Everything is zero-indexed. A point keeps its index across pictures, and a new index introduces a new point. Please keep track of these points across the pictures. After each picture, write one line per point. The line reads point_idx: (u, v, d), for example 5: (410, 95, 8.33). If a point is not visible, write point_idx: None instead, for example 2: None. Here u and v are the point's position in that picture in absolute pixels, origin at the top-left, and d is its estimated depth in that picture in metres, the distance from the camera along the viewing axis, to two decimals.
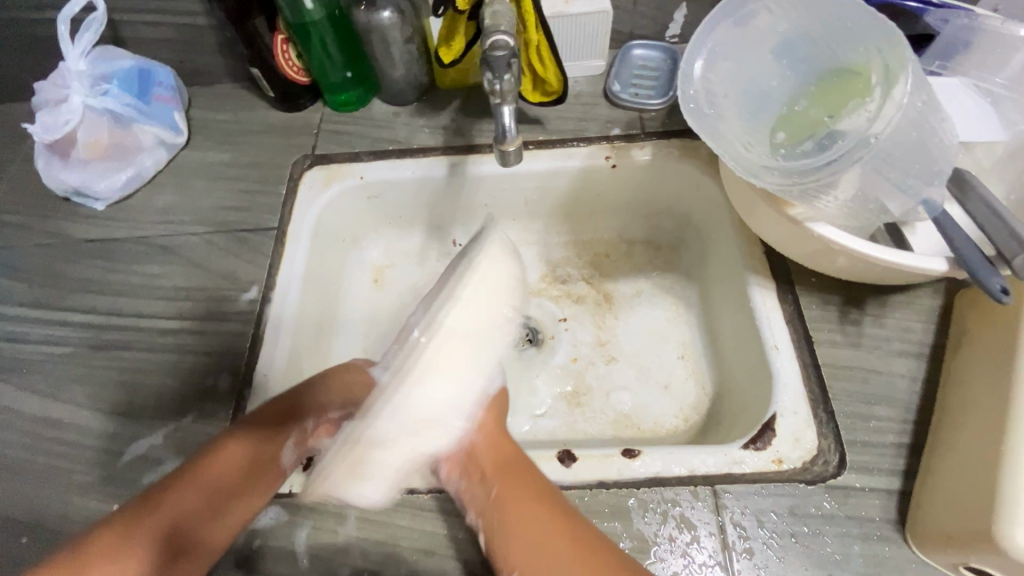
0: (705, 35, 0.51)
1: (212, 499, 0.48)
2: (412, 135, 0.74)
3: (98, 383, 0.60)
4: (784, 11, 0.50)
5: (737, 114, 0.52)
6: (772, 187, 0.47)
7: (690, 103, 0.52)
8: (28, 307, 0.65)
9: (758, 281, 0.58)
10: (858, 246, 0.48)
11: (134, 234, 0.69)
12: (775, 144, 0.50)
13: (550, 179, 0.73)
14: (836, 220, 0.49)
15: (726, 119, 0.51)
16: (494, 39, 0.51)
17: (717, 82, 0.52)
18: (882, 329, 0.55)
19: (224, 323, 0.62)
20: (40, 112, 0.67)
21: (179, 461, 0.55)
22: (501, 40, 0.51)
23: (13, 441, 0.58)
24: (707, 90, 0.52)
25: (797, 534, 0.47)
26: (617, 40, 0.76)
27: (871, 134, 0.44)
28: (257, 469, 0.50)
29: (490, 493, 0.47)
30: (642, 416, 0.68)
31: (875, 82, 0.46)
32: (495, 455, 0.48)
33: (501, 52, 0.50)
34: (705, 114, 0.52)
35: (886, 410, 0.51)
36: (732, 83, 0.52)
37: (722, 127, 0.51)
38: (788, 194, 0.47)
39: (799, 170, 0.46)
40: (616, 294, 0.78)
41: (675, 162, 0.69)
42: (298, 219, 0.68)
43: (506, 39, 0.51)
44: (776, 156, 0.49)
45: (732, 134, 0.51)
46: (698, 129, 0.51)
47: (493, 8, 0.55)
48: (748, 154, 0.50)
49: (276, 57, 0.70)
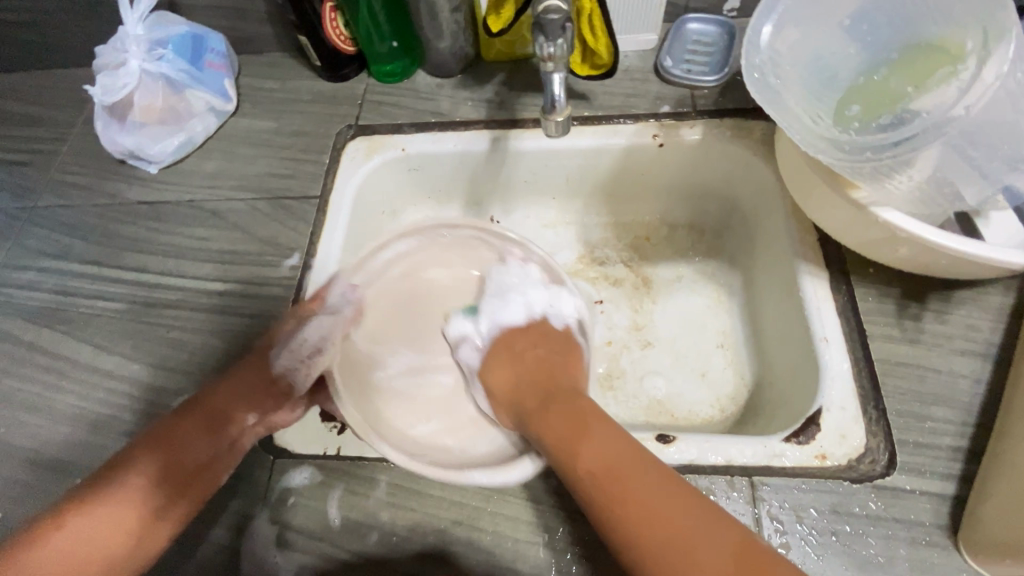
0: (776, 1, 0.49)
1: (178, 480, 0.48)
2: (455, 107, 0.73)
3: (147, 339, 0.63)
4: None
5: (804, 87, 0.49)
6: (837, 163, 0.45)
7: (755, 72, 0.49)
8: (86, 264, 0.68)
9: (810, 270, 0.55)
10: (930, 233, 0.44)
11: (184, 198, 0.71)
12: (849, 118, 0.47)
13: (593, 157, 0.71)
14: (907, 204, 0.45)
15: (793, 92, 0.49)
16: (546, 2, 0.48)
17: (786, 52, 0.49)
18: (944, 326, 0.51)
19: (266, 287, 0.64)
20: (100, 76, 0.69)
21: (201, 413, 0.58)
22: (554, 2, 0.48)
23: (71, 389, 0.61)
24: (774, 59, 0.49)
25: (839, 533, 0.45)
26: (671, 13, 0.73)
27: (961, 108, 0.41)
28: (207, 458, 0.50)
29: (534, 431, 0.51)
30: (675, 403, 0.66)
31: (971, 49, 0.42)
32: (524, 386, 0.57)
33: (555, 15, 0.48)
34: (769, 85, 0.49)
35: (943, 411, 0.48)
36: (801, 54, 0.50)
37: (788, 99, 0.48)
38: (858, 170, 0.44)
39: (873, 147, 0.44)
40: (655, 279, 0.76)
41: (726, 142, 0.66)
42: (339, 189, 0.69)
43: (559, 3, 0.48)
44: (848, 130, 0.46)
45: (799, 107, 0.48)
46: (762, 99, 0.48)
47: None
48: (815, 128, 0.47)
49: (324, 25, 0.70)
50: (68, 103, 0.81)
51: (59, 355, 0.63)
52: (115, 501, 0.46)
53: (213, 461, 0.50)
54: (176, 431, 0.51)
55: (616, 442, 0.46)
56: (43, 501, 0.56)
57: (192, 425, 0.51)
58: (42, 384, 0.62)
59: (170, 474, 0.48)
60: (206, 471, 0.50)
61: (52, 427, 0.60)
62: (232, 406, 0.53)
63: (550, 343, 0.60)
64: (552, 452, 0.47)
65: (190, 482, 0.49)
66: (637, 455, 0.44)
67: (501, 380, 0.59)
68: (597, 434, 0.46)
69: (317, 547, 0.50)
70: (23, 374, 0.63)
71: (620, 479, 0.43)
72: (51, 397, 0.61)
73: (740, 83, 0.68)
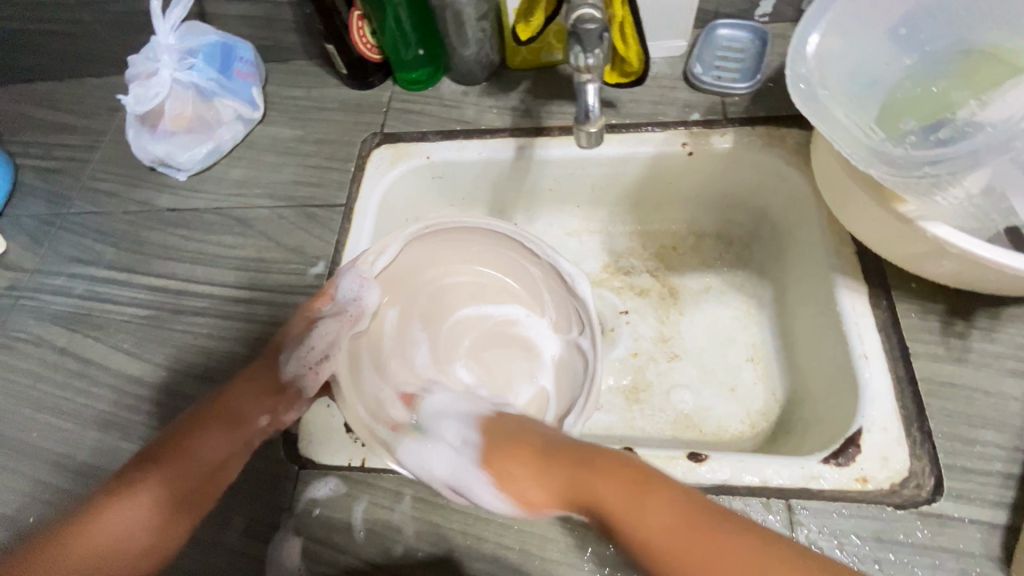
0: (823, 11, 0.49)
1: (198, 487, 0.49)
2: (480, 115, 0.72)
3: (174, 345, 0.63)
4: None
5: (850, 100, 0.48)
6: (880, 176, 0.43)
7: (800, 83, 0.48)
8: (115, 270, 0.69)
9: (847, 283, 0.53)
10: (981, 250, 0.42)
11: (212, 206, 0.72)
12: (903, 130, 0.46)
13: (619, 165, 0.70)
14: (956, 218, 0.44)
15: (840, 105, 0.48)
16: (580, 12, 0.48)
17: (833, 62, 0.49)
18: (993, 345, 0.49)
19: (292, 295, 0.64)
20: (132, 85, 0.69)
21: None
22: (588, 12, 0.48)
23: (100, 394, 0.62)
24: (819, 70, 0.48)
25: (881, 561, 0.43)
26: (701, 19, 0.71)
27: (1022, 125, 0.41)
28: (228, 470, 0.51)
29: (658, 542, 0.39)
30: (703, 418, 0.65)
31: None
32: (671, 517, 0.40)
33: (591, 25, 0.48)
34: (816, 95, 0.48)
35: (993, 435, 0.46)
36: (849, 65, 0.49)
37: (833, 110, 0.47)
38: (896, 184, 0.43)
39: (927, 162, 0.43)
40: (682, 289, 0.74)
41: (758, 150, 0.65)
42: (364, 197, 0.69)
43: (594, 11, 0.48)
44: (905, 143, 0.45)
45: (846, 120, 0.47)
46: (807, 111, 0.47)
47: None
48: (869, 140, 0.46)
49: (352, 34, 0.70)
50: (100, 111, 0.83)
51: (90, 360, 0.64)
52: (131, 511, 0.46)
53: (227, 469, 0.51)
54: (189, 430, 0.51)
55: (719, 531, 0.39)
56: (73, 505, 0.57)
57: (208, 429, 0.51)
58: (72, 389, 0.63)
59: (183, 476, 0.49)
60: (208, 475, 0.50)
61: (81, 432, 0.60)
62: (246, 405, 0.53)
63: (545, 426, 0.50)
64: (617, 522, 0.41)
65: (206, 492, 0.50)
66: (690, 513, 0.40)
67: (529, 492, 0.46)
68: (661, 489, 0.41)
69: (341, 561, 0.49)
70: (55, 378, 0.64)
71: (620, 513, 0.41)
72: (80, 402, 0.62)
73: (772, 91, 0.67)
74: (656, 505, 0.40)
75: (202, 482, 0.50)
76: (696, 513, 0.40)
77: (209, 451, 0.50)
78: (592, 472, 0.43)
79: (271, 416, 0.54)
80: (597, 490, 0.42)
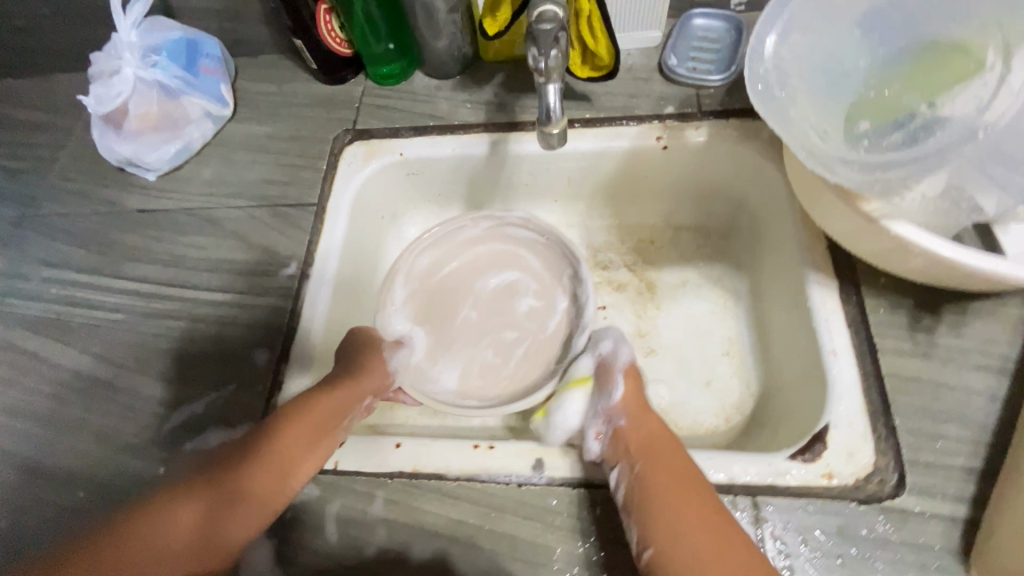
0: (785, 5, 0.47)
1: (273, 473, 0.50)
2: (453, 110, 0.71)
3: (145, 350, 0.62)
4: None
5: (809, 96, 0.48)
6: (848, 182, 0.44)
7: (758, 84, 0.48)
8: (85, 274, 0.68)
9: (818, 278, 0.53)
10: (933, 245, 0.43)
11: (183, 206, 0.71)
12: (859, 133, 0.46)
13: (594, 159, 0.69)
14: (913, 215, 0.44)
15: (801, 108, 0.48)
16: (542, 11, 0.47)
17: (793, 60, 0.48)
18: (959, 340, 0.49)
19: (264, 296, 0.63)
20: (94, 85, 0.67)
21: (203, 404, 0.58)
22: (550, 10, 0.47)
23: (72, 400, 0.61)
24: (779, 69, 0.48)
25: (844, 556, 0.43)
26: (676, 8, 0.70)
27: (980, 126, 0.41)
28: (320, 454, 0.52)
29: (671, 546, 0.43)
30: (679, 412, 0.65)
31: (991, 59, 0.42)
32: (712, 542, 0.43)
33: (547, 25, 0.47)
34: (773, 97, 0.48)
35: (956, 430, 0.46)
36: (809, 64, 0.49)
37: (792, 112, 0.47)
38: (866, 188, 0.43)
39: (881, 166, 0.44)
40: (659, 284, 0.74)
41: (733, 143, 0.64)
42: (337, 196, 0.69)
43: (553, 11, 0.47)
44: (859, 147, 0.46)
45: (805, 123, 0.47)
46: (765, 114, 0.47)
47: None
48: (825, 145, 0.46)
49: (319, 26, 0.69)
50: (67, 109, 0.81)
51: (61, 365, 0.63)
52: (236, 490, 0.49)
53: (309, 460, 0.51)
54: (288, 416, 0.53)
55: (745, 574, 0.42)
56: (44, 513, 0.56)
57: (322, 416, 0.53)
58: (45, 395, 0.62)
59: (263, 474, 0.50)
60: (283, 483, 0.50)
61: (54, 439, 0.60)
62: (349, 398, 0.55)
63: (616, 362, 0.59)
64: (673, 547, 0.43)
65: (273, 488, 0.50)
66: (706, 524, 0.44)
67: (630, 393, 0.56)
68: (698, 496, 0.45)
69: (314, 564, 0.50)
70: (27, 385, 0.63)
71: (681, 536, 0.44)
72: (52, 408, 0.61)
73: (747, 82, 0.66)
74: (707, 540, 0.43)
75: (276, 473, 0.50)
76: (718, 543, 0.43)
77: (298, 435, 0.51)
78: (649, 438, 0.51)
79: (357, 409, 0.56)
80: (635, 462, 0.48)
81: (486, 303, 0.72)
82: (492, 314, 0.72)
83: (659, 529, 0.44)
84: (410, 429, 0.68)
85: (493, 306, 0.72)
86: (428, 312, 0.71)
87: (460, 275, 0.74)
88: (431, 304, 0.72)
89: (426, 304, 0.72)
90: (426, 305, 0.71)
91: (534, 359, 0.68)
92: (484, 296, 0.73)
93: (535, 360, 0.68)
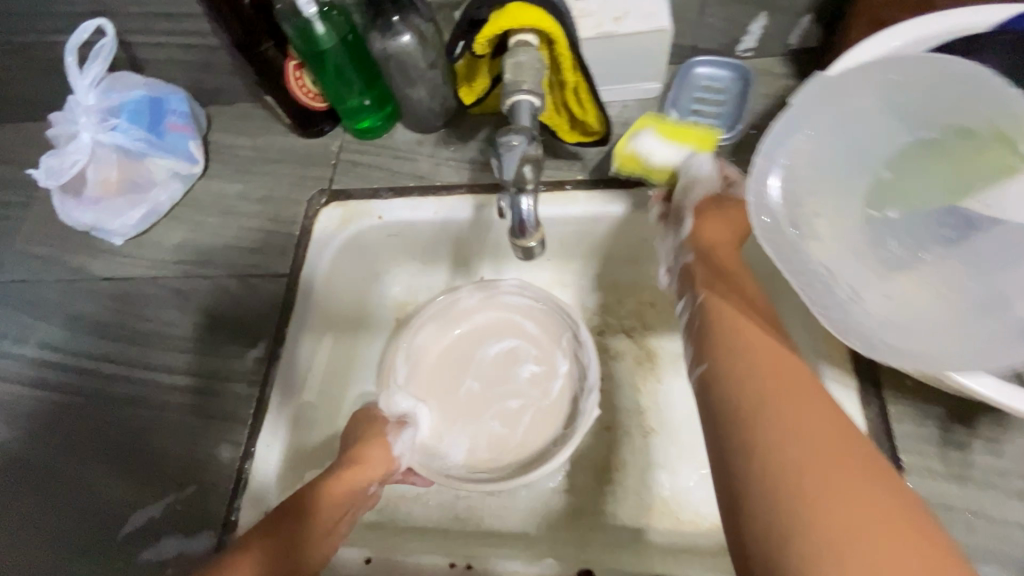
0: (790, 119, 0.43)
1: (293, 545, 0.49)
2: (436, 169, 0.66)
3: (105, 441, 0.58)
4: (895, 70, 0.41)
5: (832, 217, 0.42)
6: (869, 352, 0.38)
7: (768, 217, 0.42)
8: (46, 350, 0.64)
9: (835, 376, 0.48)
10: (960, 376, 0.40)
11: (150, 274, 0.66)
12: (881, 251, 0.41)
13: (588, 225, 0.63)
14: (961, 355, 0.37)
15: (826, 240, 0.41)
16: (507, 136, 0.44)
17: (801, 177, 0.43)
18: (997, 460, 0.43)
19: (231, 382, 0.59)
20: (47, 154, 0.65)
21: (161, 509, 0.54)
22: (514, 137, 0.44)
23: (26, 495, 0.57)
24: (789, 199, 0.42)
25: None
26: (677, 55, 0.64)
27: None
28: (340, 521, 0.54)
29: (806, 476, 0.37)
30: (681, 504, 0.60)
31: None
32: (842, 477, 0.37)
33: (513, 151, 0.44)
34: (787, 234, 0.42)
35: (994, 571, 0.41)
36: (826, 181, 0.43)
37: (809, 251, 0.41)
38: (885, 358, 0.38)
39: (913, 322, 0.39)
40: (661, 352, 0.67)
41: (740, 211, 0.58)
42: (310, 265, 0.63)
43: (518, 138, 0.44)
44: (891, 275, 0.40)
45: (836, 255, 0.41)
46: (775, 256, 0.41)
47: (517, 57, 0.48)
48: (847, 294, 0.40)
49: (289, 83, 0.64)
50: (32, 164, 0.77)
51: (16, 454, 0.59)
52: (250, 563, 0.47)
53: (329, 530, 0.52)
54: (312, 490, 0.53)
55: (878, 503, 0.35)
56: None
57: (340, 493, 0.54)
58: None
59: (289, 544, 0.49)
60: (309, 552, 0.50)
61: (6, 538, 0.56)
62: (364, 476, 0.56)
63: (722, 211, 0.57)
64: (791, 477, 0.37)
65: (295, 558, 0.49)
66: (830, 445, 0.38)
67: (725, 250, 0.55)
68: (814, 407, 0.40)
69: None
70: None
71: (804, 469, 0.37)
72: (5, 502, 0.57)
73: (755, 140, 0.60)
74: (843, 472, 0.37)
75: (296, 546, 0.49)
76: (857, 476, 0.37)
77: (322, 509, 0.52)
78: (735, 323, 0.48)
79: (371, 484, 0.57)
80: (736, 340, 0.47)
81: (485, 367, 0.67)
82: (493, 380, 0.67)
83: (775, 452, 0.39)
84: (389, 516, 0.63)
85: (492, 370, 0.67)
86: (435, 378, 0.67)
87: (458, 337, 0.69)
88: (428, 372, 0.67)
89: (426, 371, 0.67)
90: (433, 370, 0.67)
91: (544, 425, 0.64)
92: (486, 358, 0.68)
93: (546, 426, 0.64)
